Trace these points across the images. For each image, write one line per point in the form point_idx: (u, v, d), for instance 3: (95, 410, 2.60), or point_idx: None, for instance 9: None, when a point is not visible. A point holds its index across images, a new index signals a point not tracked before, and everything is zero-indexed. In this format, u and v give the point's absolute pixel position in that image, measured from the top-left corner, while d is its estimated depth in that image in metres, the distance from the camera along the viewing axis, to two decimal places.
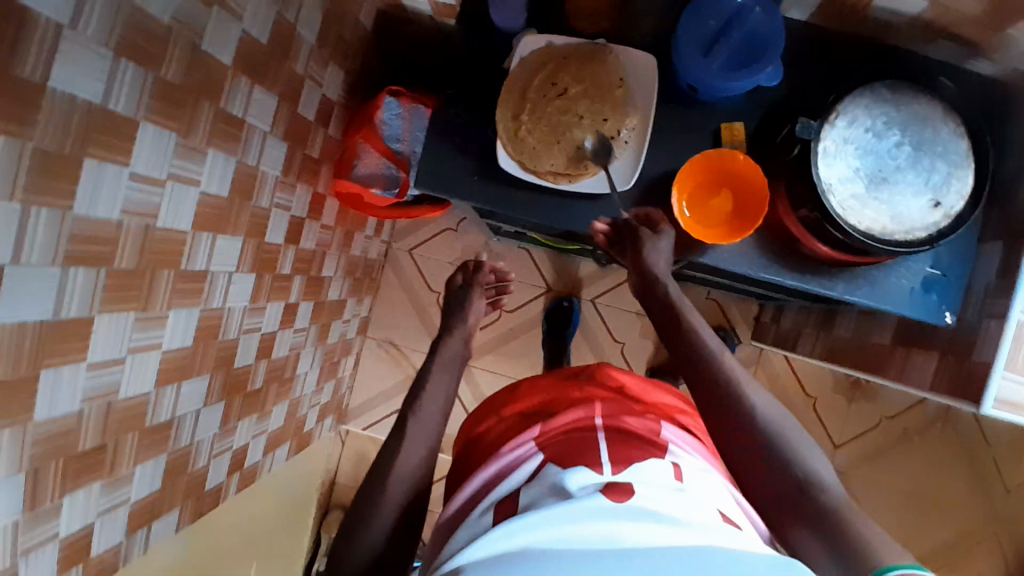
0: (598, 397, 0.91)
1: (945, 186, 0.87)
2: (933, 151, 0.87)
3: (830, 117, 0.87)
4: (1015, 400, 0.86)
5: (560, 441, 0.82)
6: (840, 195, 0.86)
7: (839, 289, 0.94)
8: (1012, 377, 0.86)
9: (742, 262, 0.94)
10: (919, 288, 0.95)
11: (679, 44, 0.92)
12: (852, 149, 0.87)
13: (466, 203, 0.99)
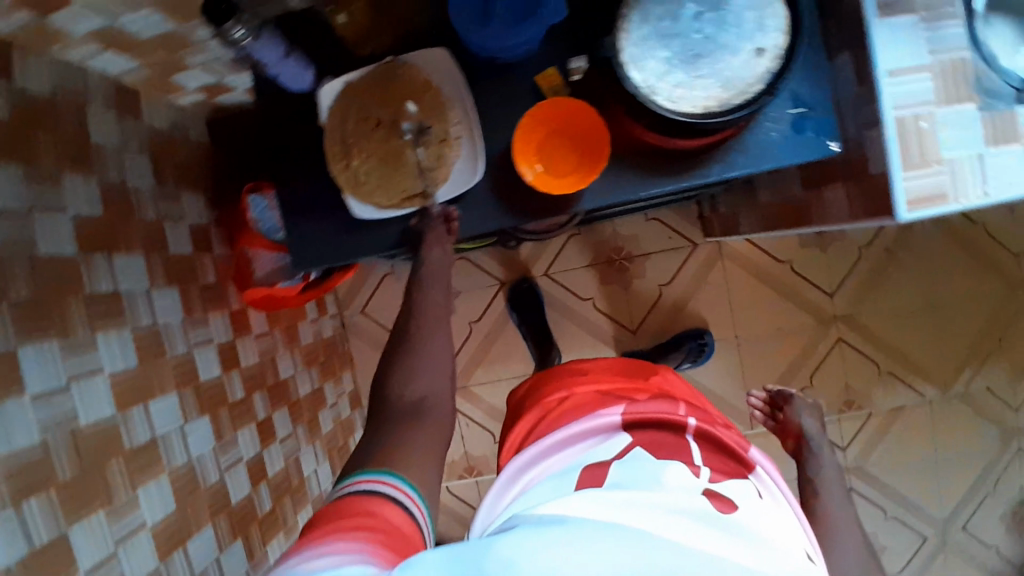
0: (684, 402, 0.99)
1: (761, 33, 0.83)
2: (736, 7, 0.83)
3: (622, 25, 0.84)
4: (924, 193, 0.84)
5: (648, 434, 0.91)
6: (663, 90, 0.83)
7: (716, 172, 0.91)
8: (912, 173, 0.83)
9: (617, 192, 0.92)
10: (792, 132, 0.90)
11: (460, 24, 0.88)
12: (656, 43, 0.84)
13: (349, 262, 0.98)
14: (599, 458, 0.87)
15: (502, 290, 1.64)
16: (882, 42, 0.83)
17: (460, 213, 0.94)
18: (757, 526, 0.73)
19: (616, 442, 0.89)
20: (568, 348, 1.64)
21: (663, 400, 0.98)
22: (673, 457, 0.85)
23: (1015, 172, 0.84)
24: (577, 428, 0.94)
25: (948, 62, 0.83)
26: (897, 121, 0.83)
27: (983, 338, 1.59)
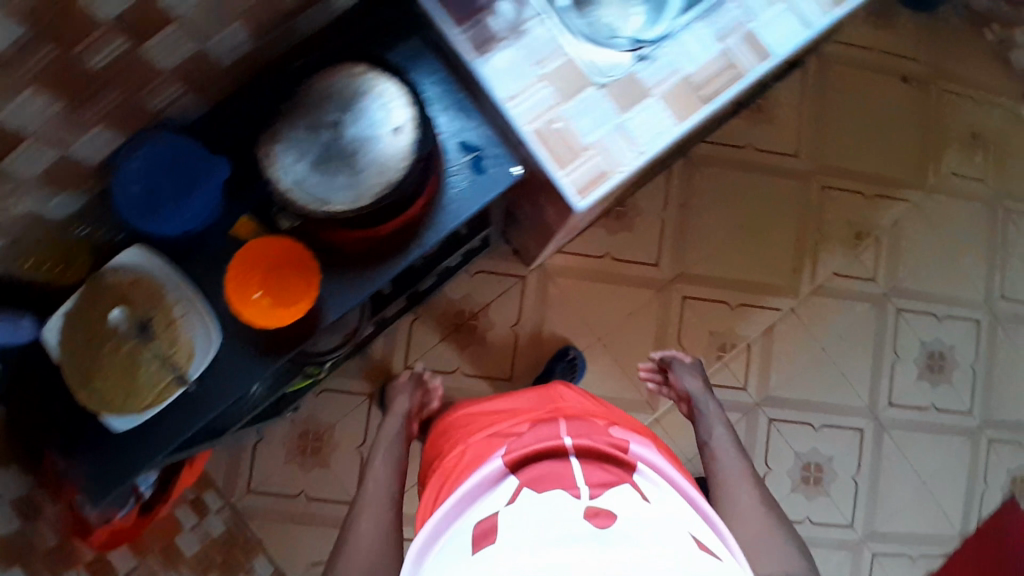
0: (564, 420, 0.87)
1: (390, 109, 0.86)
2: (359, 98, 0.86)
3: (267, 156, 0.85)
4: (591, 177, 0.87)
5: (538, 468, 0.78)
6: (330, 196, 0.84)
7: (429, 237, 0.95)
8: (569, 167, 0.86)
9: (354, 293, 0.94)
10: (474, 175, 0.96)
11: (132, 218, 0.87)
12: (305, 157, 0.85)
13: (150, 467, 0.93)
14: (486, 512, 0.74)
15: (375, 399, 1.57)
16: (489, 75, 0.87)
17: (220, 380, 0.93)
18: (637, 531, 0.66)
19: (502, 491, 0.76)
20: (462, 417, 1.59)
21: (544, 425, 0.86)
22: (552, 487, 0.73)
23: (659, 118, 0.88)
24: (459, 492, 0.78)
25: (553, 67, 0.88)
26: (535, 133, 0.87)
27: (807, 231, 1.69)
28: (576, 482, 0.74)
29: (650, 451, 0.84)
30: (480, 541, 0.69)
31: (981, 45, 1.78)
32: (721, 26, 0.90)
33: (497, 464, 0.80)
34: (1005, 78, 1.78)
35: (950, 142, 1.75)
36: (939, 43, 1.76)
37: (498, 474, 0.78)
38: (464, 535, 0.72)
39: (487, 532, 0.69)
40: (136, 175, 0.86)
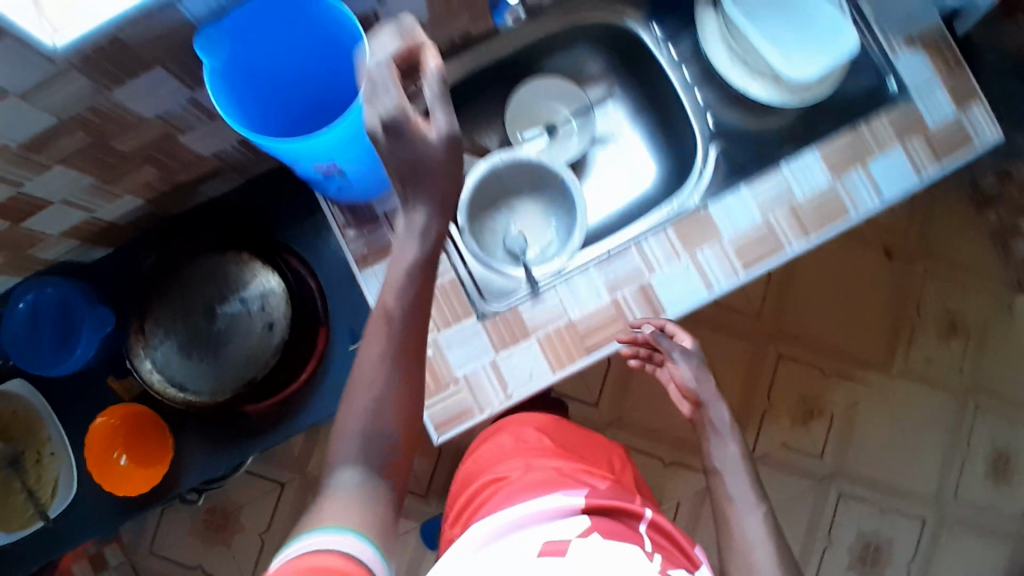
0: (633, 493, 0.82)
1: (267, 305, 0.85)
2: (239, 288, 0.85)
3: (136, 336, 0.83)
4: (453, 414, 0.83)
5: (610, 520, 0.72)
6: (198, 387, 0.83)
7: (302, 421, 0.90)
8: (432, 399, 0.83)
9: (215, 462, 0.90)
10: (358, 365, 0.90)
11: (22, 355, 0.85)
12: (173, 342, 0.84)
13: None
14: (558, 532, 0.67)
15: (285, 488, 1.45)
16: (370, 289, 0.83)
17: (80, 520, 0.90)
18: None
19: (574, 523, 0.70)
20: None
21: (619, 491, 0.80)
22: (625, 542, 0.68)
23: (534, 363, 0.85)
24: (529, 506, 0.72)
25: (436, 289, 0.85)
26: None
27: (755, 402, 1.63)
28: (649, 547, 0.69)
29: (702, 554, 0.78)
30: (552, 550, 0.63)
31: (976, 222, 1.65)
32: (615, 276, 0.87)
33: (576, 499, 0.73)
34: (995, 262, 1.65)
35: (921, 325, 1.65)
36: (925, 219, 1.65)
37: (572, 508, 0.72)
38: (530, 544, 0.65)
39: (560, 547, 0.64)
40: (18, 323, 0.85)
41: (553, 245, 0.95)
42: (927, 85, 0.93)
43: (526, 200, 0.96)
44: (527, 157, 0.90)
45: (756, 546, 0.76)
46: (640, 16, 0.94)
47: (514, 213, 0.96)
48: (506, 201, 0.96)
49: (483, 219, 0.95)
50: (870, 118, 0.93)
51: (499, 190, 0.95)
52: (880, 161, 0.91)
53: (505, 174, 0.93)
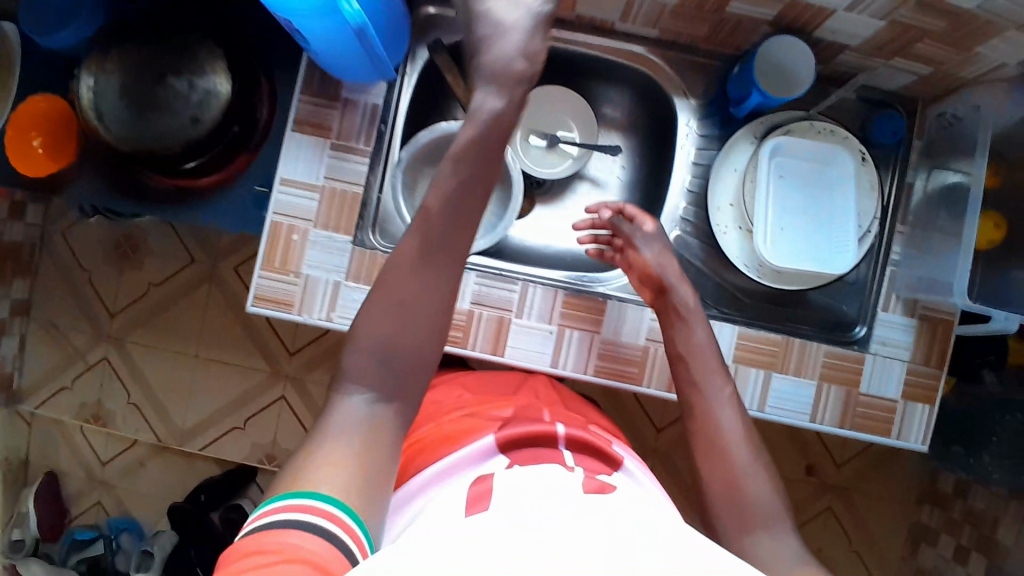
0: (546, 410, 0.76)
1: (203, 103, 0.88)
2: (191, 74, 0.89)
3: (91, 61, 0.88)
4: (275, 296, 0.85)
5: (529, 451, 0.64)
6: (110, 129, 0.88)
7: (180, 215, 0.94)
8: (269, 274, 0.85)
9: (100, 197, 0.95)
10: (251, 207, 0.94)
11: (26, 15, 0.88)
12: (114, 81, 0.88)
13: None
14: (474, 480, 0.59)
15: (189, 266, 1.50)
16: (286, 151, 0.85)
17: None
18: (640, 514, 0.49)
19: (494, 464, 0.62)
20: (226, 349, 1.51)
21: (522, 412, 0.74)
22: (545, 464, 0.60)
23: None
24: (451, 457, 0.65)
25: (337, 189, 0.86)
26: (270, 224, 0.85)
27: None
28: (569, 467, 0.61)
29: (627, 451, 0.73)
30: (476, 503, 0.52)
31: (907, 509, 1.51)
32: (489, 293, 0.87)
33: (488, 440, 0.66)
34: (897, 553, 1.51)
35: None
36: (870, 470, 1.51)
37: (487, 448, 0.64)
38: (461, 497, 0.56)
39: (482, 497, 0.53)
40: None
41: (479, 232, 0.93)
42: (889, 358, 0.88)
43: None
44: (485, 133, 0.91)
45: (724, 467, 0.71)
46: (691, 104, 0.91)
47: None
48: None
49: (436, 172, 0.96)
50: (810, 340, 0.88)
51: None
52: (786, 382, 0.86)
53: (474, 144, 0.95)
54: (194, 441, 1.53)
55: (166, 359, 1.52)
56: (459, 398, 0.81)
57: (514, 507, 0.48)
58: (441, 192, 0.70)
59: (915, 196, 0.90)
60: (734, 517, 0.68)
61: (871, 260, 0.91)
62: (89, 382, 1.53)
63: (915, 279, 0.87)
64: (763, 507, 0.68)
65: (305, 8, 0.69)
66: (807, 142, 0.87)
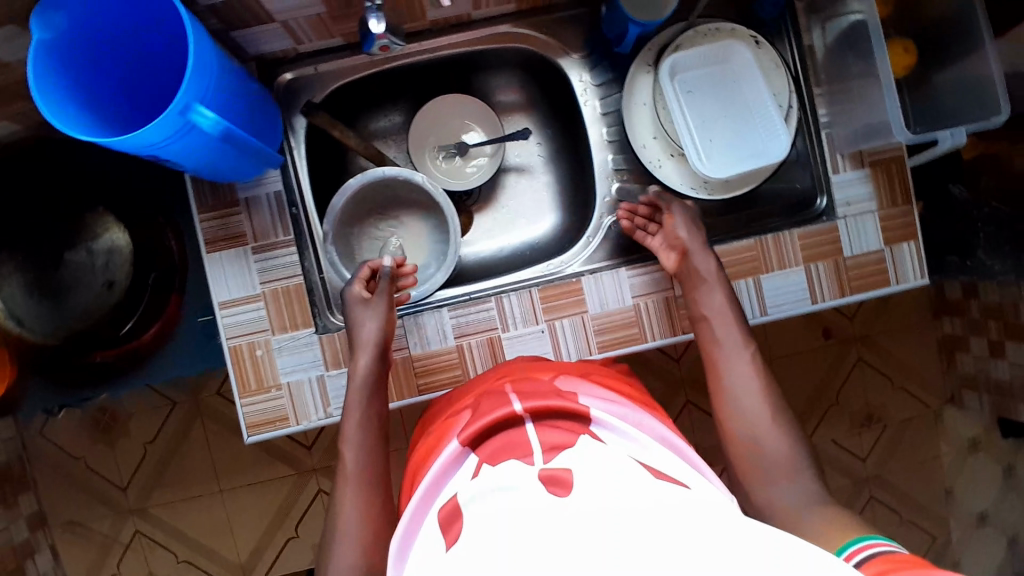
0: (510, 382, 0.76)
1: (109, 265, 0.87)
2: (82, 241, 0.87)
3: None
4: (266, 417, 0.83)
5: (497, 440, 0.66)
6: (38, 330, 0.86)
7: (139, 379, 0.90)
8: (250, 398, 0.83)
9: (58, 393, 0.91)
10: (203, 340, 0.90)
11: None
12: (14, 281, 0.86)
13: None
14: (446, 499, 0.62)
15: (176, 410, 1.45)
16: (214, 275, 0.82)
17: None
18: (596, 501, 0.52)
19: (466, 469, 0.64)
20: (248, 471, 1.48)
21: (491, 394, 0.75)
22: (506, 459, 0.62)
23: None
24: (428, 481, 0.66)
25: (279, 290, 0.83)
26: (230, 351, 0.82)
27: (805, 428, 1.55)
28: (531, 450, 0.63)
29: (601, 393, 0.74)
30: (450, 530, 0.57)
31: (931, 330, 1.54)
32: (467, 323, 0.85)
33: (457, 445, 0.68)
34: (937, 372, 1.55)
35: (841, 413, 1.54)
36: (882, 310, 1.54)
37: (458, 452, 0.67)
38: (438, 524, 0.59)
39: (454, 521, 0.57)
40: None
41: (433, 266, 0.93)
42: (859, 215, 0.88)
43: (415, 216, 0.95)
44: (400, 173, 0.87)
45: (745, 425, 0.74)
46: (576, 59, 0.89)
47: (401, 226, 0.95)
48: (397, 213, 0.95)
49: (365, 226, 0.94)
50: (780, 231, 0.87)
51: (390, 201, 0.94)
52: (775, 279, 0.86)
53: (396, 187, 0.93)
54: (259, 565, 1.49)
55: (195, 505, 1.48)
56: (445, 397, 0.82)
57: (485, 545, 0.51)
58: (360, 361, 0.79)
59: (818, 54, 0.90)
60: (757, 468, 0.72)
61: (802, 132, 0.92)
62: (132, 559, 1.49)
63: (850, 131, 0.87)
64: (774, 458, 0.72)
65: (158, 142, 0.62)
66: (698, 50, 0.85)
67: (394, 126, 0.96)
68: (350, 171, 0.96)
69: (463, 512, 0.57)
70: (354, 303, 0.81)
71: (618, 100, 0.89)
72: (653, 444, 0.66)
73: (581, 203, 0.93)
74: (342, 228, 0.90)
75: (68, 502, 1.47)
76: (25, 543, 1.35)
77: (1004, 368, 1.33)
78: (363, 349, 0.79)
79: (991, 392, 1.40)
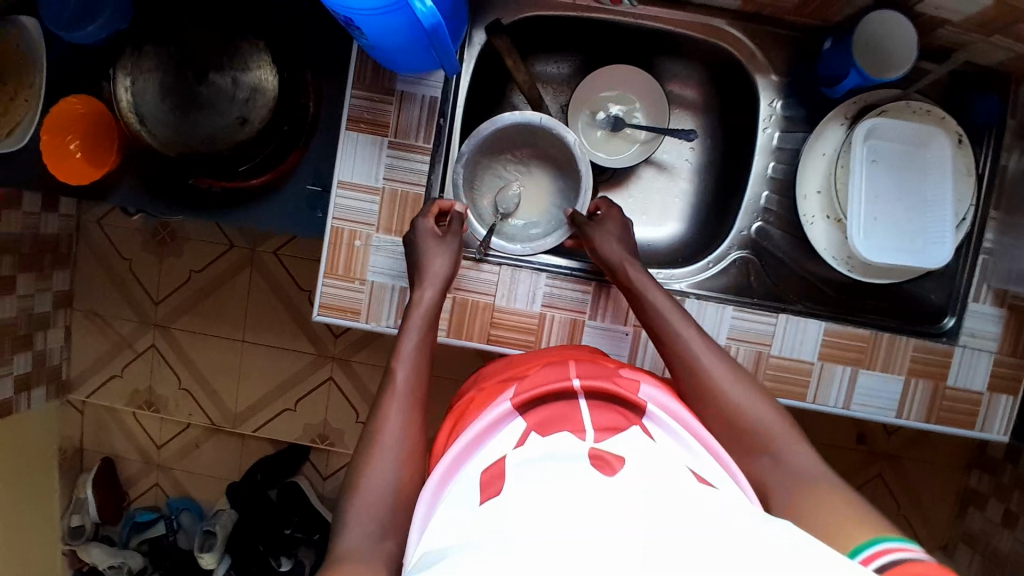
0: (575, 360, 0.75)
1: (248, 102, 0.85)
2: (230, 67, 0.85)
3: (125, 63, 0.85)
4: (341, 305, 0.83)
5: (547, 409, 0.66)
6: (157, 135, 0.85)
7: (229, 218, 0.89)
8: (333, 282, 0.83)
9: (146, 201, 0.89)
10: (303, 206, 0.88)
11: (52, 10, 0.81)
12: (153, 83, 0.85)
13: None
14: (491, 458, 0.61)
15: (228, 252, 1.47)
16: (344, 152, 0.81)
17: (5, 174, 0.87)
18: (642, 489, 0.50)
19: (509, 435, 0.64)
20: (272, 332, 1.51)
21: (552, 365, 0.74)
22: (557, 430, 0.62)
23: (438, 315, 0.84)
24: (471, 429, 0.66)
25: (398, 191, 0.82)
26: (331, 230, 0.81)
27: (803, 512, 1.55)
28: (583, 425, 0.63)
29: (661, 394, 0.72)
30: (489, 486, 0.56)
31: (957, 472, 1.51)
32: (559, 296, 0.84)
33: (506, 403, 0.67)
34: (945, 518, 1.52)
35: None
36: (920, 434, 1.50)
37: (507, 412, 0.66)
38: (478, 475, 0.59)
39: (496, 479, 0.56)
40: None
41: (539, 227, 0.90)
42: (977, 349, 0.84)
43: (544, 170, 0.92)
44: (560, 132, 0.84)
45: (736, 422, 0.68)
46: (774, 81, 0.83)
47: (527, 173, 0.92)
48: (529, 159, 0.91)
49: (496, 158, 0.90)
50: (897, 332, 0.85)
51: (530, 145, 0.90)
52: (872, 377, 0.84)
53: (542, 136, 0.88)
54: (248, 422, 1.54)
55: (212, 342, 1.51)
56: (510, 360, 0.80)
57: (525, 505, 0.50)
58: (432, 287, 0.77)
59: (1010, 176, 0.83)
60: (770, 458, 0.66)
61: (962, 249, 0.86)
62: (140, 367, 1.53)
63: (1006, 270, 0.82)
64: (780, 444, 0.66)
65: (371, 7, 0.62)
66: (903, 124, 0.79)
67: (561, 75, 0.91)
68: (499, 104, 0.92)
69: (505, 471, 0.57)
70: (428, 237, 0.78)
71: (800, 139, 0.84)
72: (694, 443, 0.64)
73: (710, 227, 0.90)
74: (475, 154, 0.87)
75: (100, 294, 1.51)
76: (43, 316, 1.44)
77: (1008, 540, 1.31)
78: (430, 282, 0.77)
79: (983, 556, 1.38)
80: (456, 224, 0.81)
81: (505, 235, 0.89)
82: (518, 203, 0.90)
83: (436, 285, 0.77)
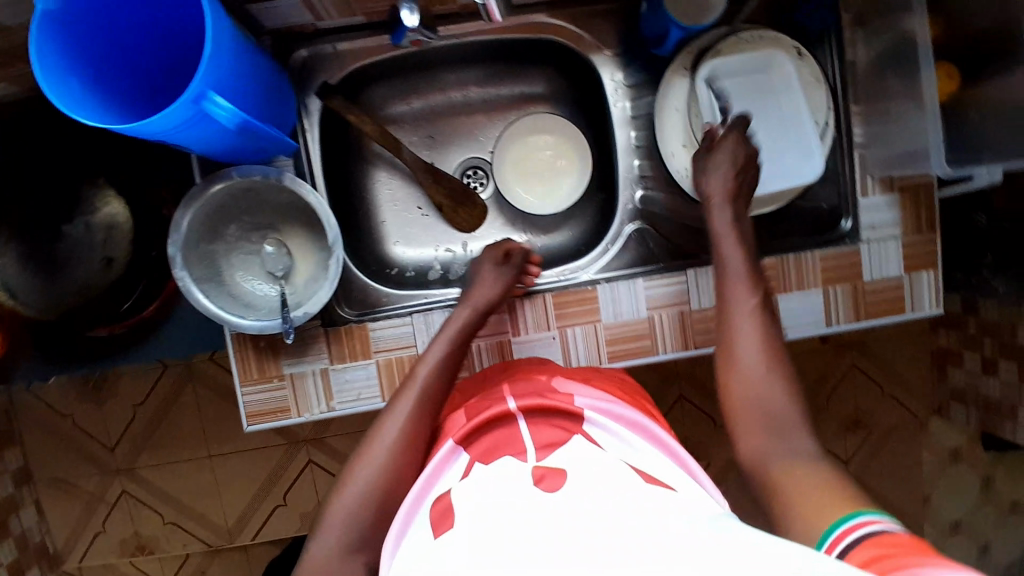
0: (506, 383, 0.74)
1: (111, 240, 0.85)
2: (83, 214, 0.85)
3: None
4: (270, 407, 0.82)
5: (490, 437, 0.64)
6: (30, 302, 0.82)
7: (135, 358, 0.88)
8: (253, 388, 0.82)
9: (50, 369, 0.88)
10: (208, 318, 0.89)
11: None
12: (12, 256, 0.82)
13: None
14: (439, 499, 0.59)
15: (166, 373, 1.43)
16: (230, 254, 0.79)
17: None
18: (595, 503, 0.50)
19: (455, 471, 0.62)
20: (240, 437, 1.47)
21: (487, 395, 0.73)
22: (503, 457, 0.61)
23: (367, 384, 0.82)
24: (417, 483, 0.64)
25: (285, 274, 0.79)
26: (234, 342, 0.80)
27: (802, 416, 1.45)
28: (524, 447, 0.61)
29: (595, 393, 0.71)
30: (441, 523, 0.55)
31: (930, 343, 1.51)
32: None
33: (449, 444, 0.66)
34: (928, 382, 1.44)
35: (827, 415, 1.45)
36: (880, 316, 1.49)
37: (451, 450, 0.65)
38: (427, 520, 0.58)
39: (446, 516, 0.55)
40: None
41: (321, 279, 0.78)
42: (882, 239, 0.87)
43: (291, 222, 0.81)
44: (261, 173, 0.74)
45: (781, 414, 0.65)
46: (609, 56, 0.85)
47: (278, 235, 0.80)
48: (269, 220, 0.80)
49: (229, 237, 0.78)
50: (803, 249, 0.86)
51: (254, 209, 0.79)
52: (792, 298, 0.85)
53: (258, 189, 0.78)
54: (245, 531, 1.50)
55: (183, 467, 1.47)
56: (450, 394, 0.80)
57: (481, 539, 0.49)
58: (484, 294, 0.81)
59: (858, 71, 0.86)
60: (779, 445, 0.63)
61: (836, 152, 0.88)
62: (118, 516, 1.49)
63: (886, 155, 0.84)
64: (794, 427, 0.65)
65: (167, 131, 0.58)
66: (737, 56, 0.80)
67: (412, 112, 0.93)
68: (364, 156, 0.93)
69: (455, 506, 0.56)
70: (485, 260, 0.84)
71: (651, 102, 0.86)
72: (648, 451, 0.63)
73: (600, 210, 0.92)
74: (197, 247, 0.74)
75: (53, 459, 1.46)
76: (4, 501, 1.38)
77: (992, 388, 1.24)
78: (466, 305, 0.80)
79: (974, 405, 1.32)
80: (517, 258, 0.85)
81: (293, 305, 0.77)
82: (285, 267, 0.79)
83: (489, 307, 0.80)
